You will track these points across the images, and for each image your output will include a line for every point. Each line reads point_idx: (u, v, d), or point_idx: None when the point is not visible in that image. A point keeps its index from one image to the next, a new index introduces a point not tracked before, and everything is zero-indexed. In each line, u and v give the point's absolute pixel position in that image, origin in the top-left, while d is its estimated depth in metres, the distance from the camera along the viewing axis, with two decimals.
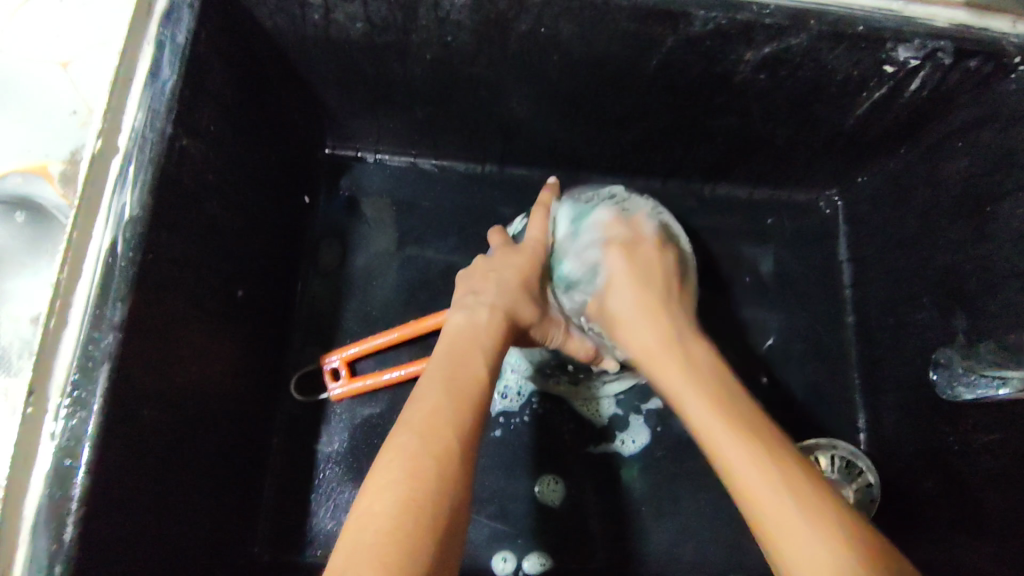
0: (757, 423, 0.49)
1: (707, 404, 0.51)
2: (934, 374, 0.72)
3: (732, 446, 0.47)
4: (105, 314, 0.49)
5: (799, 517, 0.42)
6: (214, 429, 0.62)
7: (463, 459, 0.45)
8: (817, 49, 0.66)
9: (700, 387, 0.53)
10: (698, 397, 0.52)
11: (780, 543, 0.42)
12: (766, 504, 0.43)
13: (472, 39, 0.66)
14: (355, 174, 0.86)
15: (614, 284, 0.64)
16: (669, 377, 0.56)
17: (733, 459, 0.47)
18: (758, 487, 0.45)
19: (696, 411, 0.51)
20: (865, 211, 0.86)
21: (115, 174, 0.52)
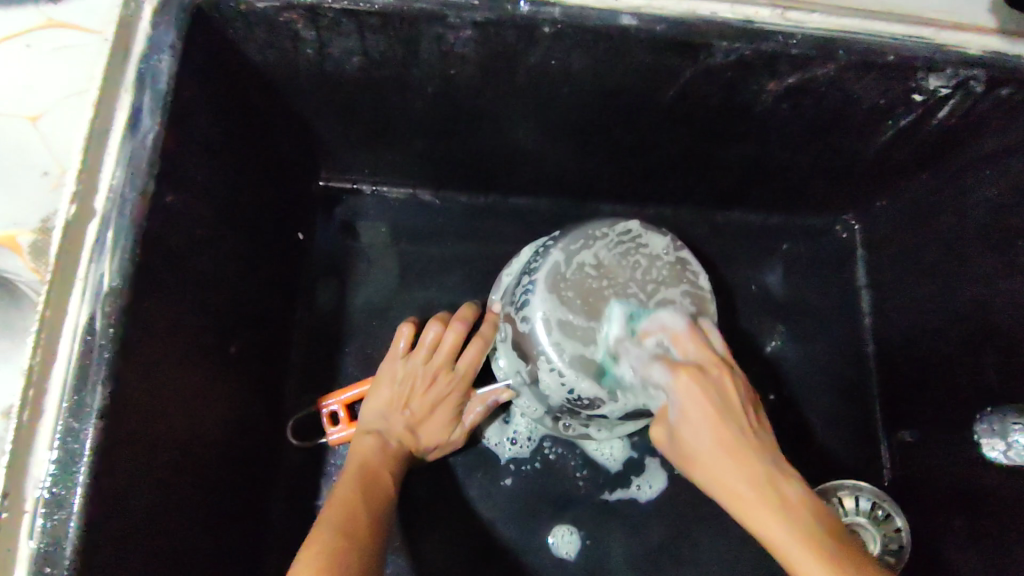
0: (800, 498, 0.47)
1: (761, 492, 0.47)
2: (980, 423, 0.67)
3: (778, 523, 0.45)
4: (84, 400, 0.45)
5: None
6: (210, 501, 0.58)
7: (371, 549, 0.57)
8: (844, 79, 0.62)
9: (750, 471, 0.48)
10: (753, 484, 0.48)
11: None
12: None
13: (477, 72, 0.62)
14: (352, 207, 0.81)
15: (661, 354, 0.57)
16: (716, 457, 0.49)
17: (810, 565, 0.43)
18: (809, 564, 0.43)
19: (727, 479, 0.49)
20: (885, 238, 0.82)
21: (92, 240, 0.47)
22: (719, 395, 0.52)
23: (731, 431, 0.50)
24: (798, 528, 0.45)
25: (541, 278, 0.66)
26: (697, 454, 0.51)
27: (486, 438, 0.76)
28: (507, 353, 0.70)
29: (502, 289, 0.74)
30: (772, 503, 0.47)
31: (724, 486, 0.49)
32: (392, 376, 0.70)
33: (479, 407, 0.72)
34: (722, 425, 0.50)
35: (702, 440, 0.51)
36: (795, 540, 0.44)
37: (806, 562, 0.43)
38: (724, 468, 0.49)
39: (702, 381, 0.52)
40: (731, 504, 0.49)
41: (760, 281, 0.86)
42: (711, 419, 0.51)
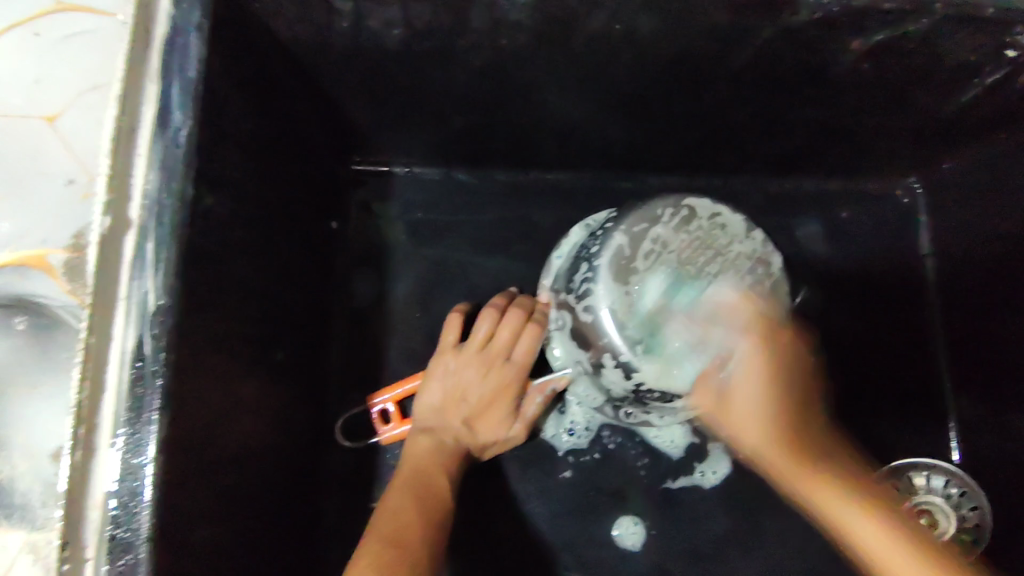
0: (810, 434, 0.56)
1: (776, 441, 0.54)
2: None
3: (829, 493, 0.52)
4: (142, 433, 0.40)
5: (903, 549, 0.49)
6: (273, 516, 0.55)
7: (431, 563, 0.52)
8: (936, 35, 0.57)
9: (777, 423, 0.54)
10: (769, 437, 0.54)
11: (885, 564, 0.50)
12: (870, 544, 0.51)
13: (532, 41, 0.56)
14: (385, 190, 0.75)
15: (735, 377, 0.55)
16: (761, 424, 0.54)
17: (868, 525, 0.51)
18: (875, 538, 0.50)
19: (749, 429, 0.54)
20: (951, 201, 0.76)
21: (132, 253, 0.42)
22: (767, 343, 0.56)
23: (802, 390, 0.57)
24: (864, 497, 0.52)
25: (603, 264, 0.60)
26: (741, 411, 0.55)
27: (542, 431, 0.73)
28: (563, 342, 0.65)
29: (553, 274, 0.69)
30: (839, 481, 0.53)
31: (744, 439, 0.55)
32: (444, 370, 0.65)
33: (538, 397, 0.67)
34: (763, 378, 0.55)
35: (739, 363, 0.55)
36: (852, 506, 0.52)
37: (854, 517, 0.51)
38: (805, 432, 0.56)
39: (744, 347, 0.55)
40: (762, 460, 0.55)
41: (818, 251, 0.81)
42: (764, 390, 0.55)
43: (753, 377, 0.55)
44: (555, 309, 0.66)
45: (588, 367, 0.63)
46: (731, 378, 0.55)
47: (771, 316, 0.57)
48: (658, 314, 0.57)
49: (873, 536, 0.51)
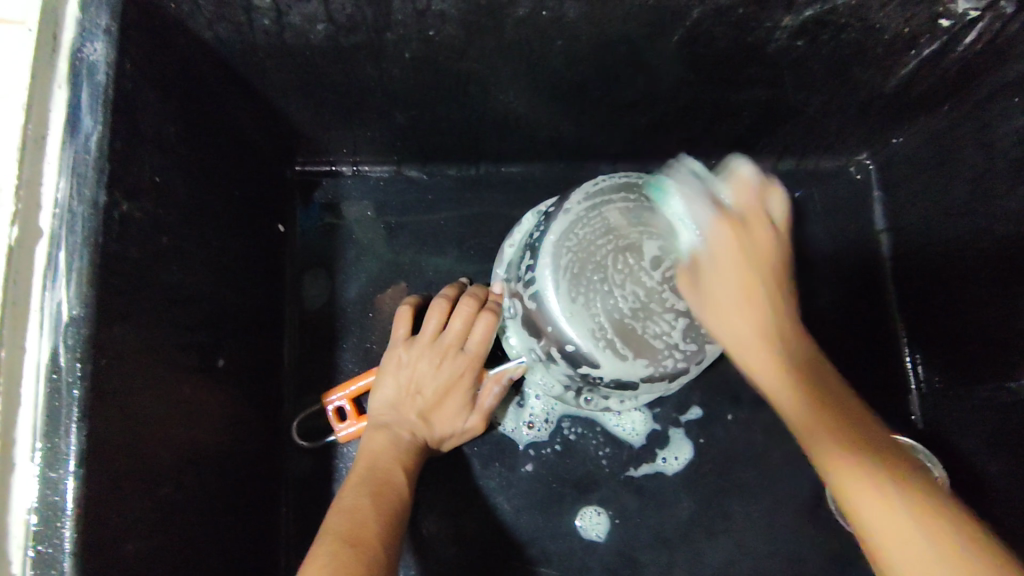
0: (835, 394, 0.44)
1: (765, 335, 0.46)
2: None
3: (837, 450, 0.40)
4: (59, 445, 0.40)
5: (890, 488, 0.38)
6: (221, 525, 0.54)
7: (386, 555, 0.50)
8: (867, 7, 0.56)
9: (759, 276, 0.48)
10: (759, 330, 0.46)
11: (851, 496, 0.39)
12: (827, 463, 0.40)
13: (460, 32, 0.55)
14: (332, 191, 0.75)
15: (714, 299, 0.49)
16: (753, 315, 0.47)
17: (851, 462, 0.39)
18: (869, 501, 0.38)
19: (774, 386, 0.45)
20: (901, 176, 0.76)
21: (44, 263, 0.41)
22: (780, 329, 0.47)
23: (844, 438, 0.41)
24: (840, 431, 0.41)
25: (548, 249, 0.60)
26: (722, 306, 0.48)
27: (502, 424, 0.72)
28: (517, 331, 0.65)
29: (505, 264, 0.68)
30: (793, 386, 0.44)
31: (823, 462, 0.41)
32: (397, 364, 0.64)
33: (494, 386, 0.67)
34: (825, 428, 0.42)
35: (758, 359, 0.46)
36: (834, 452, 0.40)
37: (844, 470, 0.39)
38: (821, 437, 0.41)
39: (765, 316, 0.47)
40: (784, 403, 0.45)
41: None
42: (744, 278, 0.48)
43: (746, 306, 0.47)
44: (509, 297, 0.65)
45: (541, 354, 0.63)
46: (718, 290, 0.48)
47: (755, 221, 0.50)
48: (604, 289, 0.58)
49: (846, 472, 0.39)
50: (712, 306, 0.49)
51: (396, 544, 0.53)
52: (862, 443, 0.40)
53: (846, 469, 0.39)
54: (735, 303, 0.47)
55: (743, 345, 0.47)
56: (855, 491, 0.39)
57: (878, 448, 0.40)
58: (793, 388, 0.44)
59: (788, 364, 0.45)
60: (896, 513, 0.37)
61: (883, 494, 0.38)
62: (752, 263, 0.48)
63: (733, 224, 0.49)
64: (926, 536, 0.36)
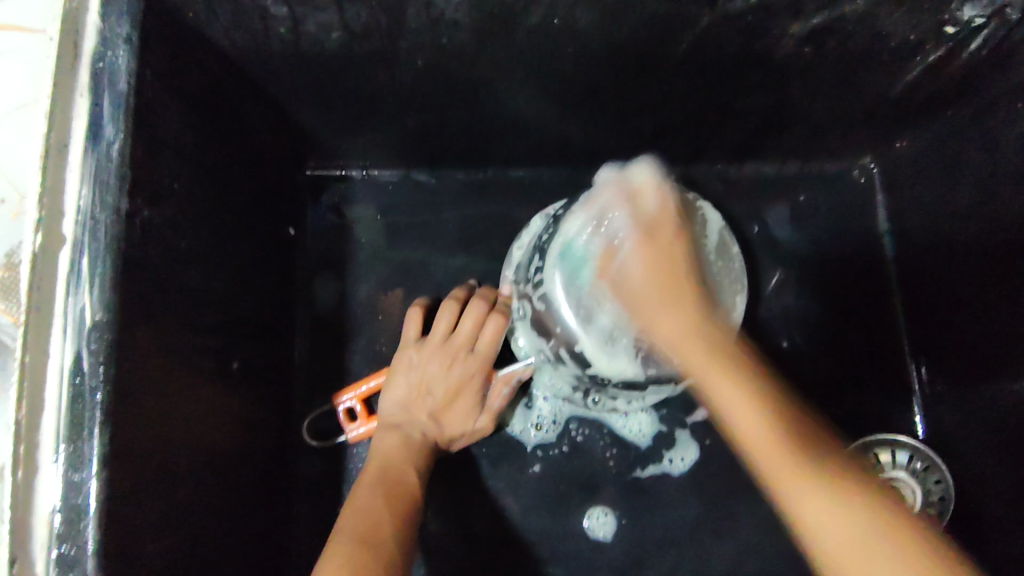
0: (804, 425, 0.40)
1: (700, 330, 0.45)
2: None
3: (782, 457, 0.38)
4: (81, 448, 0.40)
5: (828, 499, 0.36)
6: (236, 525, 0.55)
7: (401, 554, 0.51)
8: (874, 15, 0.57)
9: (700, 325, 0.45)
10: (685, 324, 0.45)
11: (799, 503, 0.37)
12: (764, 458, 0.38)
13: (472, 39, 0.56)
14: (342, 194, 0.75)
15: (643, 303, 0.49)
16: (677, 317, 0.46)
17: (763, 434, 0.39)
18: (803, 490, 0.37)
19: (720, 394, 0.41)
20: (905, 180, 0.77)
21: (67, 269, 0.42)
22: (700, 320, 0.46)
23: (768, 416, 0.40)
24: (786, 430, 0.39)
25: (557, 252, 0.61)
26: (634, 296, 0.50)
27: (510, 425, 0.73)
28: (526, 332, 0.65)
29: (514, 266, 0.68)
30: (710, 351, 0.43)
31: (769, 475, 0.38)
32: (407, 364, 0.65)
33: (503, 386, 0.67)
34: (755, 411, 0.40)
35: (671, 322, 0.46)
36: (789, 468, 0.38)
37: (806, 493, 0.36)
38: (760, 439, 0.39)
39: (693, 309, 0.47)
40: (730, 420, 0.41)
41: (778, 235, 0.82)
42: (663, 285, 0.48)
43: (663, 298, 0.48)
44: (517, 299, 0.66)
45: (550, 355, 0.64)
46: (649, 311, 0.48)
47: (659, 228, 0.51)
48: None
49: (765, 445, 0.39)
50: (641, 318, 0.49)
51: (410, 544, 0.53)
52: (803, 447, 0.39)
53: (783, 466, 0.38)
54: (653, 296, 0.48)
55: (674, 341, 0.46)
56: (777, 470, 0.38)
57: (822, 452, 0.39)
58: (753, 402, 0.40)
59: (762, 392, 0.41)
60: (823, 520, 0.36)
61: (825, 494, 0.36)
62: (671, 283, 0.48)
63: (645, 237, 0.51)
64: (848, 520, 0.35)
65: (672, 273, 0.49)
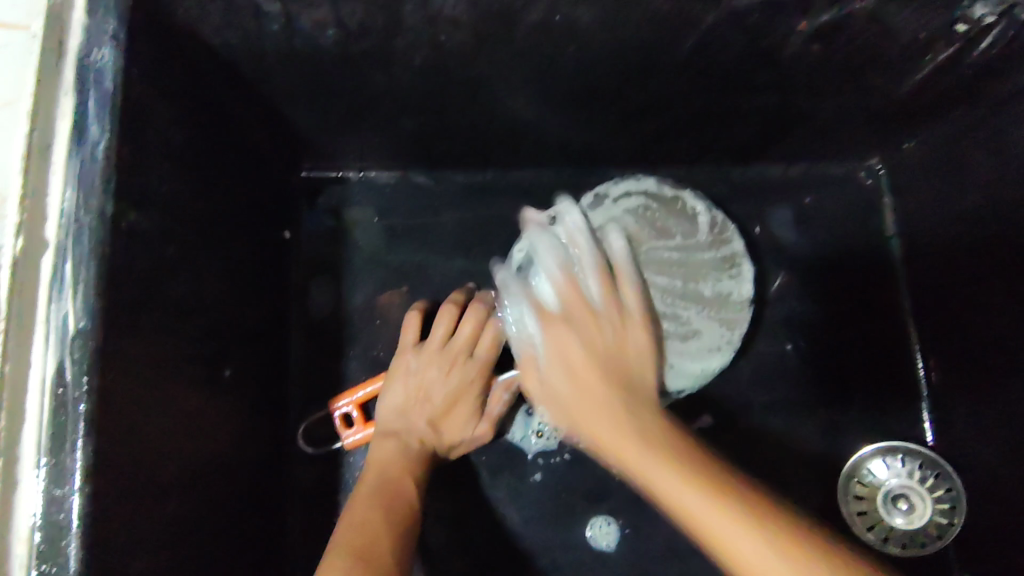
0: (678, 448, 0.42)
1: (615, 412, 0.45)
2: None
3: (686, 490, 0.38)
4: (65, 462, 0.39)
5: (730, 516, 0.37)
6: (228, 537, 0.54)
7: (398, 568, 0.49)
8: (884, 12, 0.56)
9: (628, 429, 0.44)
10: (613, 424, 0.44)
11: (718, 540, 0.37)
12: (664, 488, 0.39)
13: (471, 37, 0.54)
14: (339, 197, 0.74)
15: (551, 354, 0.50)
16: (610, 424, 0.45)
17: (704, 503, 0.37)
18: (739, 536, 0.36)
19: (647, 468, 0.41)
20: (913, 182, 0.76)
21: (50, 275, 0.41)
22: (611, 416, 0.45)
23: (686, 473, 0.39)
24: (734, 502, 0.37)
25: None
26: (576, 367, 0.49)
27: (510, 432, 0.71)
28: None
29: (514, 269, 0.67)
30: (643, 435, 0.43)
31: (660, 491, 0.40)
32: (405, 370, 0.64)
33: (504, 392, 0.66)
34: (692, 485, 0.38)
35: (605, 423, 0.45)
36: (718, 515, 0.37)
37: (701, 502, 0.38)
38: (651, 462, 0.41)
39: (597, 350, 0.49)
40: (654, 479, 0.40)
41: (784, 238, 0.80)
42: (577, 374, 0.48)
43: (591, 397, 0.47)
44: None
45: None
46: (553, 352, 0.50)
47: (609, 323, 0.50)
48: None
49: (709, 512, 0.37)
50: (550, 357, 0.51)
51: (407, 557, 0.52)
52: (703, 472, 0.39)
53: (737, 527, 0.36)
54: (596, 401, 0.46)
55: (592, 420, 0.46)
56: (767, 567, 0.35)
57: (747, 491, 0.38)
58: (697, 482, 0.39)
59: (645, 430, 0.44)
60: (741, 540, 0.36)
61: (742, 527, 0.36)
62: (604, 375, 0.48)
63: (571, 276, 0.53)
64: (764, 545, 0.36)
65: (598, 350, 0.49)
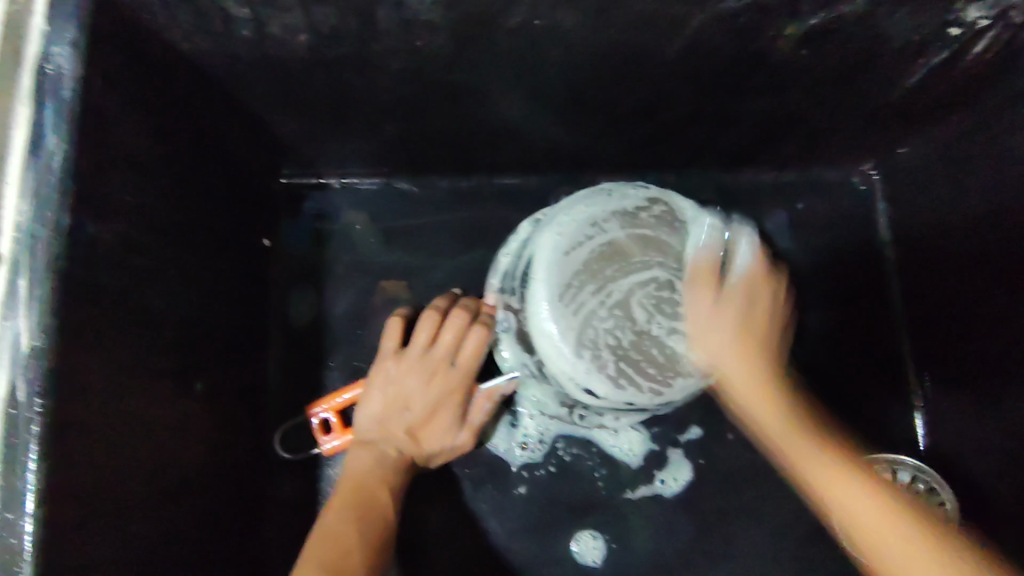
0: (840, 447, 0.50)
1: (767, 393, 0.53)
2: None
3: (805, 445, 0.49)
4: (15, 484, 0.38)
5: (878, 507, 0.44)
6: (198, 556, 0.52)
7: None
8: (874, 14, 0.54)
9: (756, 371, 0.54)
10: (761, 397, 0.53)
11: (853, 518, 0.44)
12: (813, 473, 0.47)
13: (449, 42, 0.53)
14: (320, 204, 0.72)
15: (692, 329, 0.55)
16: (739, 365, 0.54)
17: (858, 488, 0.45)
18: (860, 494, 0.45)
19: (807, 462, 0.48)
20: (907, 187, 0.74)
21: (3, 291, 0.40)
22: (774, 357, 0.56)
23: (804, 449, 0.49)
24: (821, 444, 0.49)
25: (539, 264, 0.57)
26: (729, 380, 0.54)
27: (494, 444, 0.70)
28: (511, 344, 0.62)
29: (500, 273, 0.65)
30: (790, 425, 0.51)
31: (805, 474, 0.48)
32: (384, 378, 0.62)
33: (485, 401, 0.64)
34: (805, 456, 0.48)
35: (766, 414, 0.52)
36: (850, 488, 0.45)
37: (832, 478, 0.46)
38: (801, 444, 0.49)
39: (738, 345, 0.55)
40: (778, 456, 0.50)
41: (775, 244, 0.79)
42: (741, 349, 0.55)
43: (742, 350, 0.55)
44: (503, 309, 0.62)
45: (534, 369, 0.61)
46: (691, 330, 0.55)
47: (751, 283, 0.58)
48: (588, 316, 0.55)
49: (833, 479, 0.46)
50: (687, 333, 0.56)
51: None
52: (840, 454, 0.48)
53: (864, 505, 0.44)
54: (741, 373, 0.54)
55: (744, 395, 0.53)
56: (834, 496, 0.46)
57: (861, 467, 0.47)
58: (772, 411, 0.52)
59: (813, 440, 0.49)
60: (876, 521, 0.43)
61: (870, 498, 0.44)
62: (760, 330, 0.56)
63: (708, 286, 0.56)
64: (893, 517, 0.43)
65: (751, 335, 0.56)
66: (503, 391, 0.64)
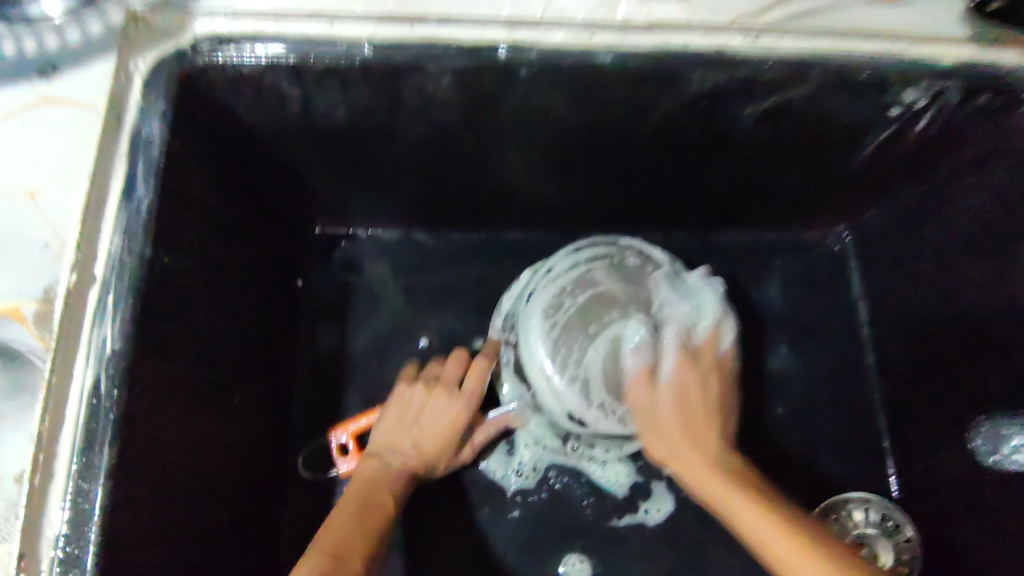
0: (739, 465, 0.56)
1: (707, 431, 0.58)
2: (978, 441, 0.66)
3: (759, 522, 0.51)
4: (92, 460, 0.46)
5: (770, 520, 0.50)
6: (225, 549, 0.60)
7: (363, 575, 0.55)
8: (820, 100, 0.63)
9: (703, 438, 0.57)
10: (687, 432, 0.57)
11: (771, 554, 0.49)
12: (731, 504, 0.53)
13: (460, 117, 0.64)
14: (348, 251, 0.83)
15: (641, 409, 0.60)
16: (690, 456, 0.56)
17: (774, 534, 0.50)
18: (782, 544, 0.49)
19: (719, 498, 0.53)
20: (875, 249, 0.82)
21: (94, 306, 0.49)
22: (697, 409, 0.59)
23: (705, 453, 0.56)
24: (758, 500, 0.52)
25: (536, 301, 0.66)
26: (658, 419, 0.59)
27: (492, 470, 0.77)
28: (511, 378, 0.71)
29: (501, 315, 0.74)
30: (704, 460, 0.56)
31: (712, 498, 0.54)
32: (402, 395, 0.70)
33: (489, 428, 0.72)
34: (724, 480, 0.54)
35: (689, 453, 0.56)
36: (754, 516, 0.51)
37: (740, 506, 0.52)
38: (690, 458, 0.56)
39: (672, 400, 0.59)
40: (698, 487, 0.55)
41: (757, 298, 0.86)
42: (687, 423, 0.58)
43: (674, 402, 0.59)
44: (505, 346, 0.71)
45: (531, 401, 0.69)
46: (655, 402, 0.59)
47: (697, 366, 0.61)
48: (576, 347, 0.63)
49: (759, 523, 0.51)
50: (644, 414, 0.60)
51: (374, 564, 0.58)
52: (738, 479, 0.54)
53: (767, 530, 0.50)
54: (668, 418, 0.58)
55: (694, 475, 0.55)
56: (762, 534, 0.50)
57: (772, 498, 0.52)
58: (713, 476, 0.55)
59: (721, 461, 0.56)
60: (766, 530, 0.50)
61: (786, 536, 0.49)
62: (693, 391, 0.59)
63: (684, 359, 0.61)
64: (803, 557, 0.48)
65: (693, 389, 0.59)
66: (506, 422, 0.73)
